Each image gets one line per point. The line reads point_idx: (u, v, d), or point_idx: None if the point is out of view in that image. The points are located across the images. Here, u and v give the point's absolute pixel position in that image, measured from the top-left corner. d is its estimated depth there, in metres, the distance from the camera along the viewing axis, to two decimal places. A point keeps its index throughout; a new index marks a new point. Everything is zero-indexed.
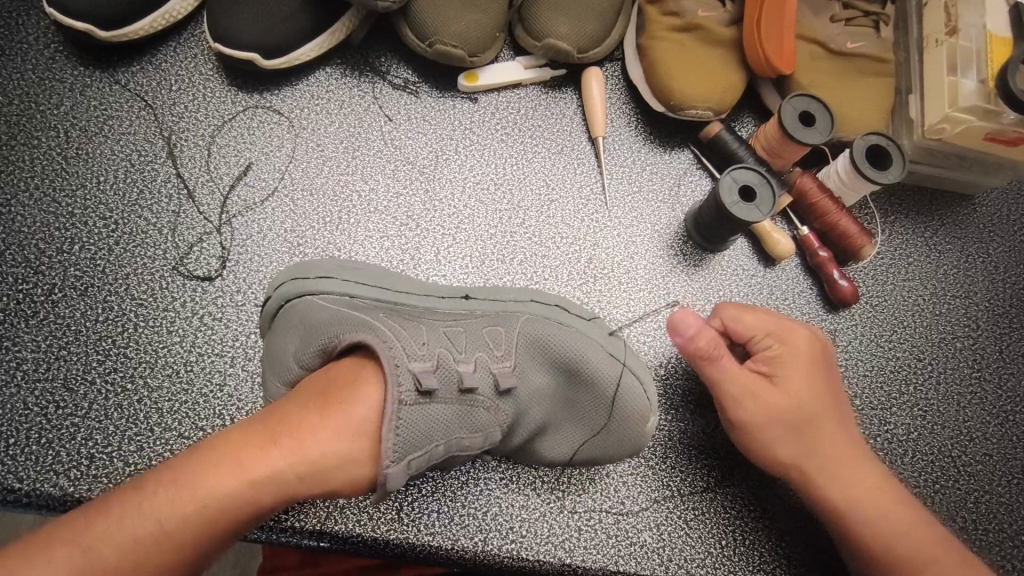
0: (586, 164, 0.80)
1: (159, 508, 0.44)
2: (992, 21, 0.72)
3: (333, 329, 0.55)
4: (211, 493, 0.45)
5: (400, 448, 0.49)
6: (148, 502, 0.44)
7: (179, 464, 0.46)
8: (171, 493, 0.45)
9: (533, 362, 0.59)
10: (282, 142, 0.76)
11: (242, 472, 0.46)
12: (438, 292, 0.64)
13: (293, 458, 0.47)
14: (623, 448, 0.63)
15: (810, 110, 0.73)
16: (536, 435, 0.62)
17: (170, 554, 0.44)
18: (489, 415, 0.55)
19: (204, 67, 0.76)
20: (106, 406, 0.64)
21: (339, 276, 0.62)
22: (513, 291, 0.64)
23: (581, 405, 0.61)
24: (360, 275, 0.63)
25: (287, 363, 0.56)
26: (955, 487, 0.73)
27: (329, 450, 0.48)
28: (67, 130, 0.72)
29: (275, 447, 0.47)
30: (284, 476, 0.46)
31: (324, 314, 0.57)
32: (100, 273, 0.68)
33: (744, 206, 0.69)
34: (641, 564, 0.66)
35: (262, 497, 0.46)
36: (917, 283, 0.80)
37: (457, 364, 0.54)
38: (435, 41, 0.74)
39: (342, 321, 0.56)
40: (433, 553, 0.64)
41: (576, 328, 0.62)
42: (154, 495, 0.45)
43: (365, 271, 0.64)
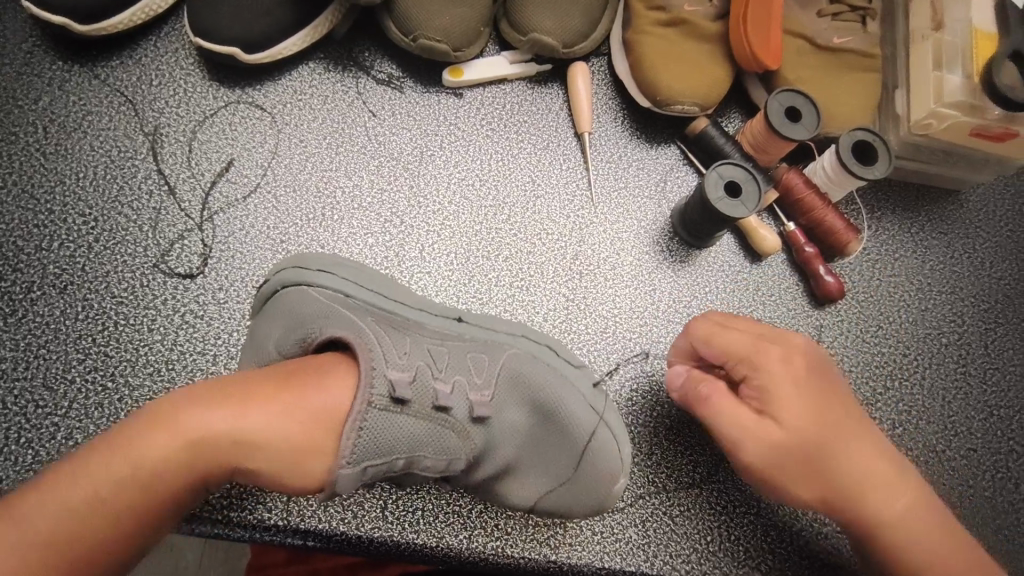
0: (572, 160, 0.80)
1: (100, 472, 0.44)
2: (977, 16, 0.73)
3: (319, 317, 0.55)
4: (152, 460, 0.45)
5: (358, 453, 0.49)
6: (92, 467, 0.44)
7: (125, 428, 0.46)
8: (112, 458, 0.45)
9: (511, 397, 0.59)
10: (264, 138, 0.75)
11: (181, 438, 0.45)
12: (432, 309, 0.62)
13: (235, 430, 0.46)
14: (589, 502, 0.61)
15: (796, 105, 0.72)
16: (503, 475, 0.60)
17: (108, 520, 0.44)
18: (457, 440, 0.55)
19: (185, 62, 0.75)
20: (86, 405, 0.63)
21: (336, 272, 0.61)
22: (506, 326, 0.63)
23: (551, 451, 0.60)
24: (360, 275, 0.62)
25: (266, 348, 0.56)
26: (940, 481, 0.73)
27: (281, 434, 0.47)
28: (46, 126, 0.71)
29: (225, 422, 0.46)
30: (229, 452, 0.46)
31: (314, 308, 0.56)
32: (79, 271, 0.67)
33: (729, 202, 0.69)
34: (626, 560, 0.66)
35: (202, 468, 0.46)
36: (903, 279, 0.80)
37: (435, 381, 0.54)
38: (419, 35, 0.73)
39: (330, 313, 0.55)
40: (418, 551, 0.64)
41: (559, 370, 0.60)
42: (96, 459, 0.45)
43: (358, 271, 0.62)
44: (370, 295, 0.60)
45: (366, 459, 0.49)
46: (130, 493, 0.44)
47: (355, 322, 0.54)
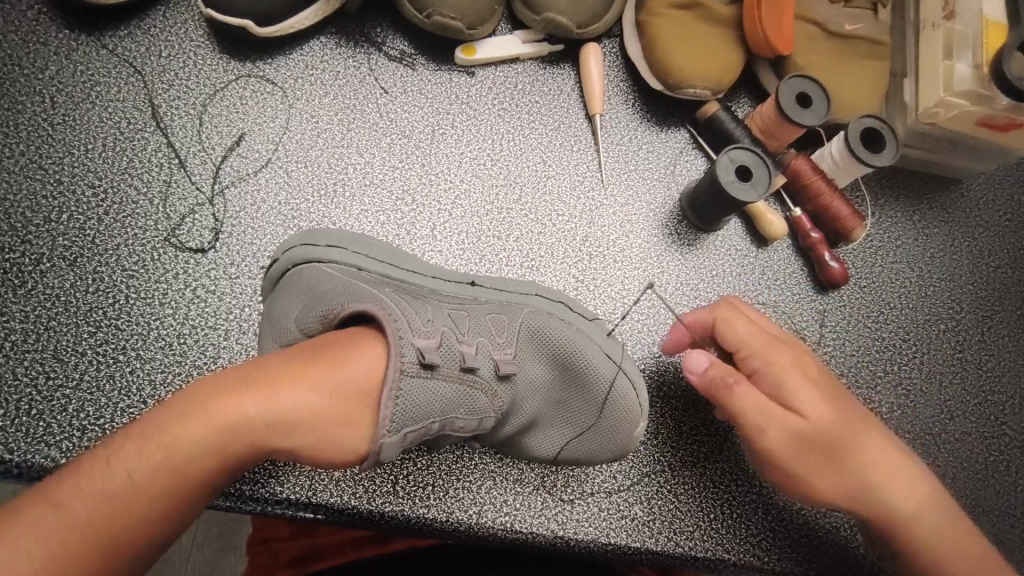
0: (583, 142, 0.80)
1: (133, 461, 0.44)
2: (988, 5, 0.72)
3: (337, 295, 0.55)
4: (191, 444, 0.45)
5: (398, 418, 0.49)
6: (124, 456, 0.45)
7: (155, 415, 0.46)
8: (144, 446, 0.45)
9: (532, 351, 0.60)
10: (274, 113, 0.74)
11: (213, 422, 0.46)
12: (444, 275, 0.63)
13: (266, 410, 0.47)
14: (609, 449, 0.63)
15: (807, 91, 0.73)
16: (526, 428, 0.62)
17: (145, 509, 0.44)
18: (486, 401, 0.56)
19: (195, 34, 0.74)
20: (98, 378, 0.63)
21: (347, 246, 0.61)
22: (517, 284, 0.65)
23: (574, 405, 0.62)
24: (373, 250, 0.62)
25: (288, 326, 0.55)
26: (936, 464, 0.75)
27: (315, 408, 0.48)
28: (53, 95, 0.70)
29: (255, 401, 0.47)
30: (265, 430, 0.47)
31: (333, 285, 0.56)
32: (89, 243, 0.67)
33: (739, 186, 0.69)
34: (632, 536, 0.67)
35: (235, 450, 0.46)
36: (905, 266, 0.82)
37: (460, 343, 0.55)
38: (433, 12, 0.72)
39: (349, 290, 0.55)
40: (429, 525, 0.65)
41: (576, 325, 0.62)
42: (128, 448, 0.45)
43: (374, 244, 0.63)
44: (385, 271, 0.61)
45: (404, 425, 0.50)
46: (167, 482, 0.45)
47: (376, 296, 0.54)
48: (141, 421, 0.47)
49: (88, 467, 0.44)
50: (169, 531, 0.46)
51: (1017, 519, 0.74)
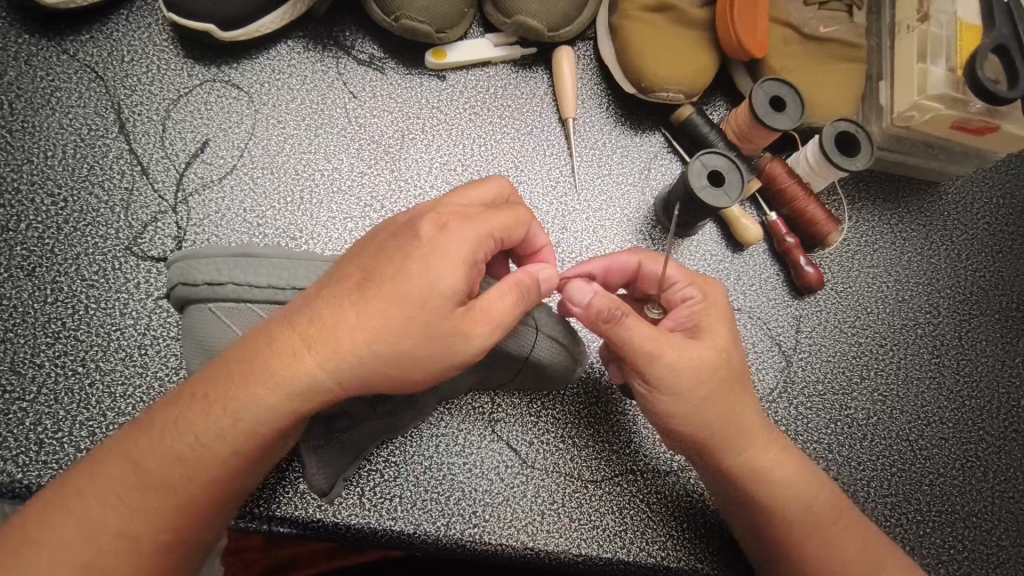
0: (555, 146, 0.79)
1: (356, 264, 0.47)
2: (962, 8, 0.72)
3: (222, 300, 0.55)
4: (346, 291, 0.46)
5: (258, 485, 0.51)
6: (435, 269, 0.45)
7: (350, 287, 0.46)
8: (397, 249, 0.47)
9: None
10: (240, 118, 0.73)
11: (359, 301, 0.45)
12: None
13: (421, 353, 0.45)
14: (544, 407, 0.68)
15: (780, 94, 0.72)
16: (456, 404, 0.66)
17: (237, 378, 0.45)
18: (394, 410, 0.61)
19: (159, 38, 0.73)
20: (56, 390, 0.61)
21: (226, 276, 0.55)
22: None
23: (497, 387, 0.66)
24: (258, 272, 0.56)
25: (200, 334, 0.57)
26: (911, 470, 0.74)
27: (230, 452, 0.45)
28: (11, 101, 0.69)
29: (357, 318, 0.44)
30: (345, 355, 0.44)
31: (222, 290, 0.55)
32: (49, 253, 0.65)
33: (711, 192, 0.68)
34: (603, 547, 0.66)
35: (341, 387, 0.45)
36: (881, 270, 0.81)
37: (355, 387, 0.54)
38: (401, 15, 0.71)
39: (237, 259, 0.56)
40: (396, 537, 0.64)
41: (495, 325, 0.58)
42: (413, 273, 0.45)
43: (266, 259, 0.56)
44: (265, 300, 0.55)
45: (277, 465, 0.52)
46: (463, 255, 0.46)
47: (260, 280, 0.55)
48: (513, 232, 0.50)
49: (359, 260, 0.47)
50: (172, 474, 0.45)
51: (994, 527, 0.73)
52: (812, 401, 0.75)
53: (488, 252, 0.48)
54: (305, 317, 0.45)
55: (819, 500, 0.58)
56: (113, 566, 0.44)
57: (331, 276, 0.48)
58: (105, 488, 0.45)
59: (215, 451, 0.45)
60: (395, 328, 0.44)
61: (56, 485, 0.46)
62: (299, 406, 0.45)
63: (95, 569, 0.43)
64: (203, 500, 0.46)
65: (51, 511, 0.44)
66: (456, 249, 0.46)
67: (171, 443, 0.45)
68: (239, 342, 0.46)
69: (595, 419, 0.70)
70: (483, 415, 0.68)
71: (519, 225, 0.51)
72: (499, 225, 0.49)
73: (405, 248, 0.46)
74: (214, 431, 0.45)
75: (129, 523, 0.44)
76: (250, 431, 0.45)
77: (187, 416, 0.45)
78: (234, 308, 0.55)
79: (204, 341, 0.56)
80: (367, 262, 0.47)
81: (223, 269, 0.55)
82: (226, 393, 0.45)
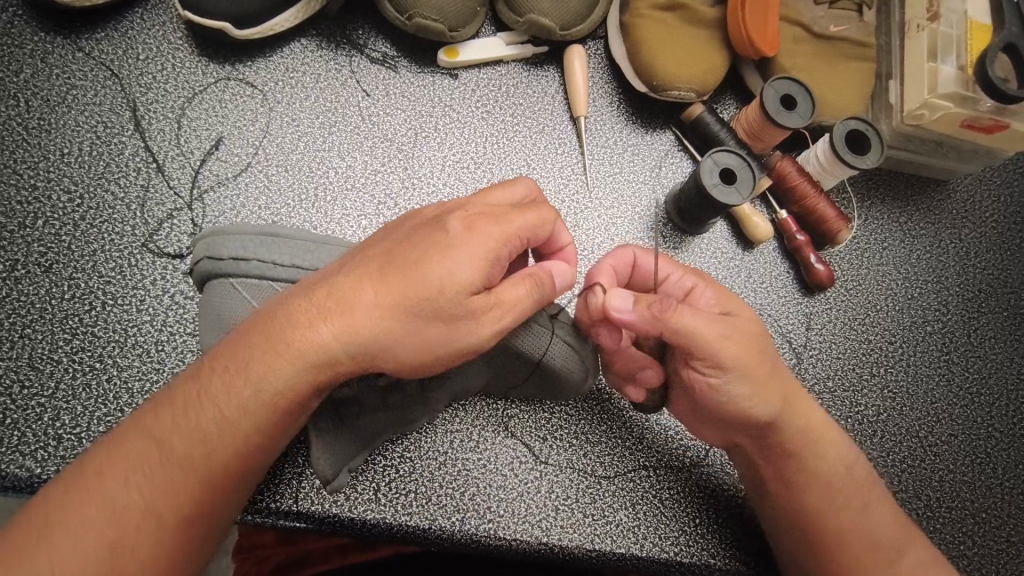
0: (567, 145, 0.79)
1: (379, 248, 0.48)
2: (972, 7, 0.73)
3: (245, 276, 0.57)
4: (367, 273, 0.47)
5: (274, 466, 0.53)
6: (457, 259, 0.46)
7: (371, 269, 0.47)
8: (420, 240, 0.47)
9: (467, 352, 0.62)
10: (255, 116, 0.74)
11: (379, 285, 0.46)
12: None
13: (432, 340, 0.46)
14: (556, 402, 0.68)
15: (791, 93, 0.72)
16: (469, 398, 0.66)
17: (258, 354, 0.46)
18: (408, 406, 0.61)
19: (173, 36, 0.74)
20: (74, 386, 0.62)
21: (252, 253, 0.57)
22: None
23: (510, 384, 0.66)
24: (282, 251, 0.58)
25: (219, 310, 0.57)
26: (922, 466, 0.74)
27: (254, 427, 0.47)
28: (28, 99, 0.69)
29: (377, 300, 0.46)
30: (362, 334, 0.45)
31: (247, 266, 0.57)
32: (66, 249, 0.66)
33: (724, 190, 0.69)
34: (616, 542, 0.66)
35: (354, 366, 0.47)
36: (891, 268, 0.81)
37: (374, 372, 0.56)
38: (414, 14, 0.72)
39: (261, 238, 0.58)
40: (412, 533, 0.64)
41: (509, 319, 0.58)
42: (433, 263, 0.46)
43: (291, 242, 0.58)
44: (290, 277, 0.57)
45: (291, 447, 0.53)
46: (484, 248, 0.47)
47: (284, 258, 0.57)
48: (540, 230, 0.50)
49: (382, 245, 0.49)
50: (195, 451, 0.46)
51: (1004, 523, 0.74)
52: (823, 398, 0.75)
53: (511, 248, 0.48)
54: (325, 296, 0.46)
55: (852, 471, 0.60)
56: (140, 543, 0.45)
57: (352, 258, 0.49)
58: (128, 467, 0.45)
59: (236, 425, 0.46)
60: (410, 314, 0.45)
61: (76, 466, 0.46)
62: (316, 381, 0.47)
63: (123, 546, 0.44)
64: (226, 476, 0.47)
65: (74, 490, 0.44)
66: (478, 243, 0.47)
67: (192, 417, 0.46)
68: (258, 320, 0.48)
69: (607, 416, 0.71)
70: (497, 412, 0.69)
71: (545, 220, 0.51)
72: (524, 222, 0.49)
73: (430, 238, 0.47)
74: (237, 405, 0.46)
75: (153, 500, 0.45)
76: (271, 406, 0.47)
77: (210, 391, 0.47)
78: (257, 285, 0.57)
79: (222, 315, 0.57)
80: (390, 247, 0.48)
81: (249, 247, 0.57)
82: (248, 370, 0.46)
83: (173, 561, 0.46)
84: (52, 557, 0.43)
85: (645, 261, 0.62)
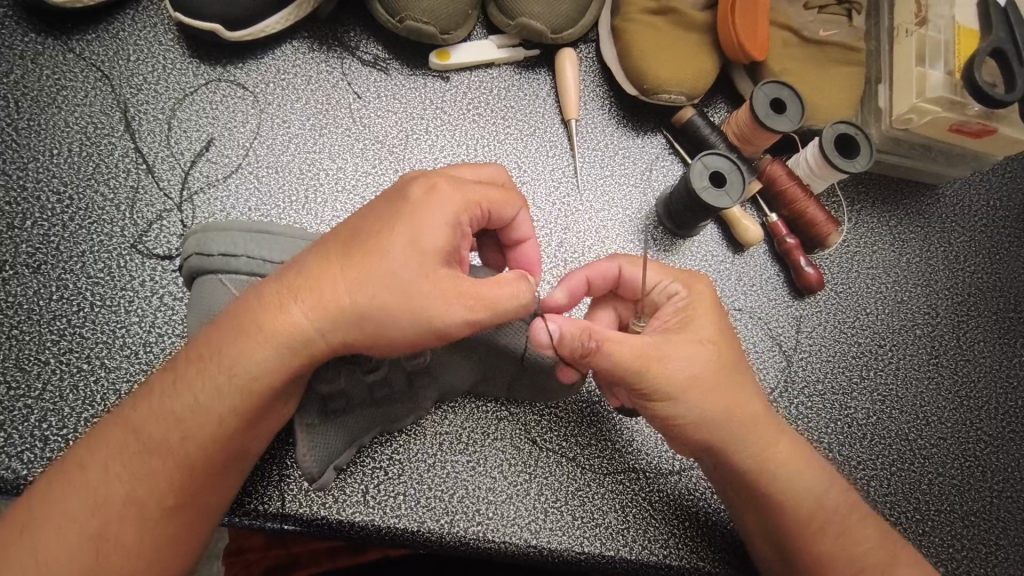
0: (558, 147, 0.79)
1: (345, 225, 0.50)
2: (960, 12, 0.74)
3: (235, 271, 0.57)
4: (332, 249, 0.49)
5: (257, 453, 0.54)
6: (421, 231, 0.48)
7: (336, 246, 0.49)
8: (384, 212, 0.49)
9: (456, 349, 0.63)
10: (245, 118, 0.74)
11: (344, 257, 0.48)
12: None
13: (400, 312, 0.47)
14: (543, 400, 0.69)
15: (781, 97, 0.73)
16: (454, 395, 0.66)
17: (231, 335, 0.48)
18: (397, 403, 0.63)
19: (164, 37, 0.74)
20: (61, 387, 0.61)
21: (242, 249, 0.57)
22: None
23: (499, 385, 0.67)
24: (273, 247, 0.58)
25: (204, 304, 0.58)
26: (911, 469, 0.74)
27: (230, 409, 0.48)
28: (17, 100, 0.69)
29: (344, 273, 0.47)
30: (328, 303, 0.47)
31: (236, 261, 0.57)
32: (54, 250, 0.66)
33: (713, 193, 0.69)
34: (605, 545, 0.66)
35: (324, 337, 0.48)
36: (880, 272, 0.82)
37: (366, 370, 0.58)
38: (406, 16, 0.72)
39: (252, 235, 0.58)
40: (400, 536, 0.64)
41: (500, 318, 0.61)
42: (396, 231, 0.48)
43: (281, 239, 0.59)
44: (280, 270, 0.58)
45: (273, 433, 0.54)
46: (446, 214, 0.48)
47: (274, 254, 0.58)
48: (502, 208, 0.53)
49: (348, 223, 0.51)
50: (172, 437, 0.47)
51: (993, 526, 0.74)
52: (813, 401, 0.75)
53: (470, 217, 0.50)
54: (294, 275, 0.48)
55: (830, 496, 0.58)
56: (124, 531, 0.46)
57: (322, 239, 0.51)
58: (107, 457, 0.47)
59: (211, 408, 0.48)
60: (375, 285, 0.47)
61: (62, 460, 0.48)
62: (289, 362, 0.48)
63: (106, 535, 0.46)
64: (206, 462, 0.48)
65: (59, 482, 0.46)
66: (438, 209, 0.48)
67: (168, 404, 0.48)
68: (231, 305, 0.49)
69: (597, 418, 0.71)
70: (487, 414, 0.69)
71: (509, 205, 0.54)
72: (485, 197, 0.51)
73: (392, 212, 0.49)
74: (211, 389, 0.48)
75: (135, 489, 0.47)
76: (244, 388, 0.48)
77: (184, 376, 0.48)
78: (248, 279, 0.57)
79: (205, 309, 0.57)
80: (356, 223, 0.50)
81: (239, 243, 0.58)
82: (223, 352, 0.48)
83: (159, 546, 0.47)
84: (39, 548, 0.45)
85: (630, 267, 0.62)
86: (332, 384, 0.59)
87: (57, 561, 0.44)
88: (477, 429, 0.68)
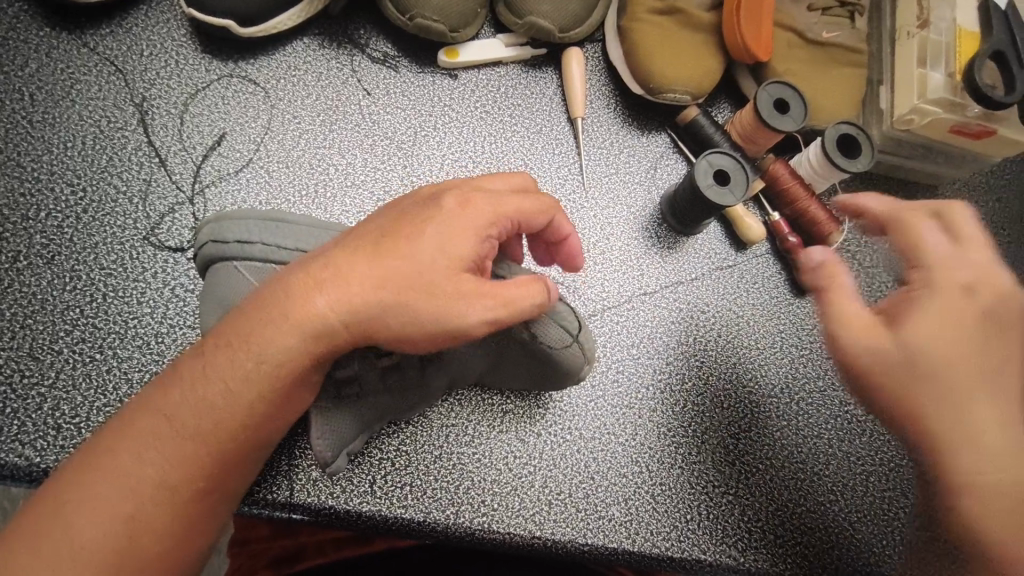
0: (564, 145, 0.81)
1: (370, 227, 0.51)
2: (962, 15, 0.75)
3: (249, 258, 0.58)
4: (358, 247, 0.49)
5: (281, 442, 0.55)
6: (448, 240, 0.49)
7: (360, 245, 0.50)
8: (413, 216, 0.50)
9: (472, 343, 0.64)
10: (257, 113, 0.75)
11: (370, 257, 0.49)
12: None
13: (420, 310, 0.48)
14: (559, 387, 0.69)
15: (785, 97, 0.74)
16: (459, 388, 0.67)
17: (258, 325, 0.48)
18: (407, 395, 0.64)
19: (177, 33, 0.75)
20: (74, 376, 0.62)
21: (256, 237, 0.58)
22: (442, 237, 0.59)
23: (507, 376, 0.68)
24: (287, 234, 0.59)
25: (219, 292, 0.58)
26: (909, 465, 0.76)
27: (259, 400, 0.49)
28: (32, 93, 0.70)
29: (365, 271, 0.48)
30: (347, 302, 0.48)
31: (251, 249, 0.58)
32: (68, 241, 0.67)
33: (718, 190, 0.70)
34: (608, 537, 0.67)
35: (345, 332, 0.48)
36: (879, 270, 0.83)
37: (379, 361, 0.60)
38: (415, 14, 0.73)
39: (269, 223, 0.59)
40: (407, 525, 0.65)
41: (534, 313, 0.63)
42: (424, 238, 0.49)
43: (294, 226, 0.60)
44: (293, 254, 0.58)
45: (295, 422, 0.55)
46: (476, 225, 0.50)
47: (288, 242, 0.58)
48: (531, 217, 0.54)
49: (373, 224, 0.51)
50: (202, 424, 0.48)
51: None
52: (813, 396, 0.76)
53: (500, 229, 0.52)
54: (317, 269, 0.49)
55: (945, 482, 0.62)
56: (155, 515, 0.47)
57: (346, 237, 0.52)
58: (138, 445, 0.47)
59: (241, 396, 0.48)
60: (396, 281, 0.48)
61: (87, 448, 0.48)
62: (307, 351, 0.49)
63: (138, 519, 0.46)
64: (233, 448, 0.49)
65: (88, 470, 0.47)
66: (471, 220, 0.50)
67: (198, 391, 0.48)
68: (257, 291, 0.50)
69: (601, 412, 0.72)
70: (493, 407, 0.70)
71: (539, 214, 0.55)
72: (516, 208, 0.53)
73: (421, 218, 0.50)
74: (240, 377, 0.48)
75: (166, 474, 0.47)
76: (273, 380, 0.49)
77: (213, 364, 0.49)
78: (262, 267, 0.58)
79: (222, 298, 0.57)
80: (383, 225, 0.51)
81: (254, 231, 0.58)
82: (251, 342, 0.48)
83: (189, 528, 0.49)
84: (72, 533, 0.45)
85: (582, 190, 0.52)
86: (346, 373, 0.59)
87: (91, 542, 0.45)
88: (484, 422, 0.69)
